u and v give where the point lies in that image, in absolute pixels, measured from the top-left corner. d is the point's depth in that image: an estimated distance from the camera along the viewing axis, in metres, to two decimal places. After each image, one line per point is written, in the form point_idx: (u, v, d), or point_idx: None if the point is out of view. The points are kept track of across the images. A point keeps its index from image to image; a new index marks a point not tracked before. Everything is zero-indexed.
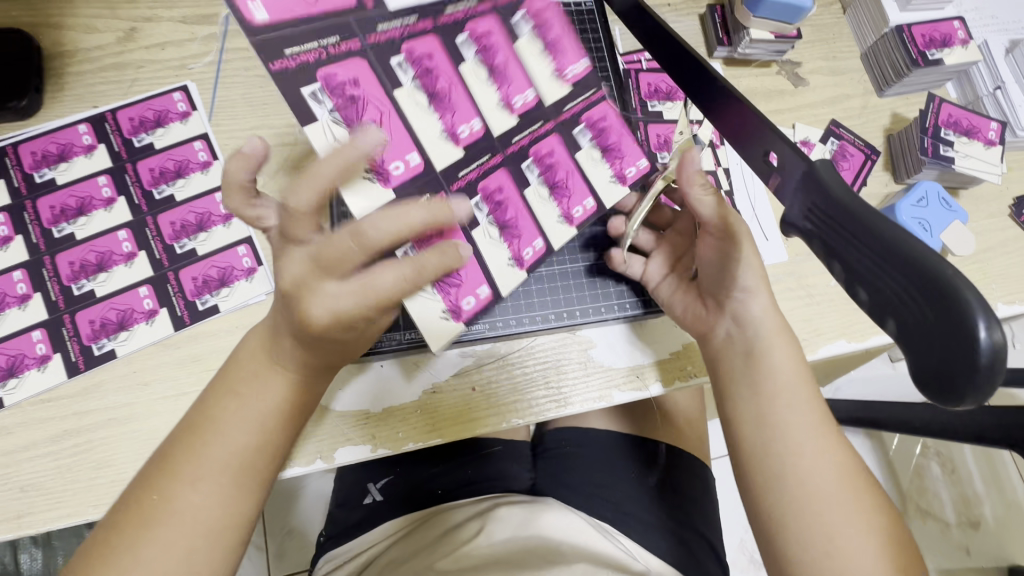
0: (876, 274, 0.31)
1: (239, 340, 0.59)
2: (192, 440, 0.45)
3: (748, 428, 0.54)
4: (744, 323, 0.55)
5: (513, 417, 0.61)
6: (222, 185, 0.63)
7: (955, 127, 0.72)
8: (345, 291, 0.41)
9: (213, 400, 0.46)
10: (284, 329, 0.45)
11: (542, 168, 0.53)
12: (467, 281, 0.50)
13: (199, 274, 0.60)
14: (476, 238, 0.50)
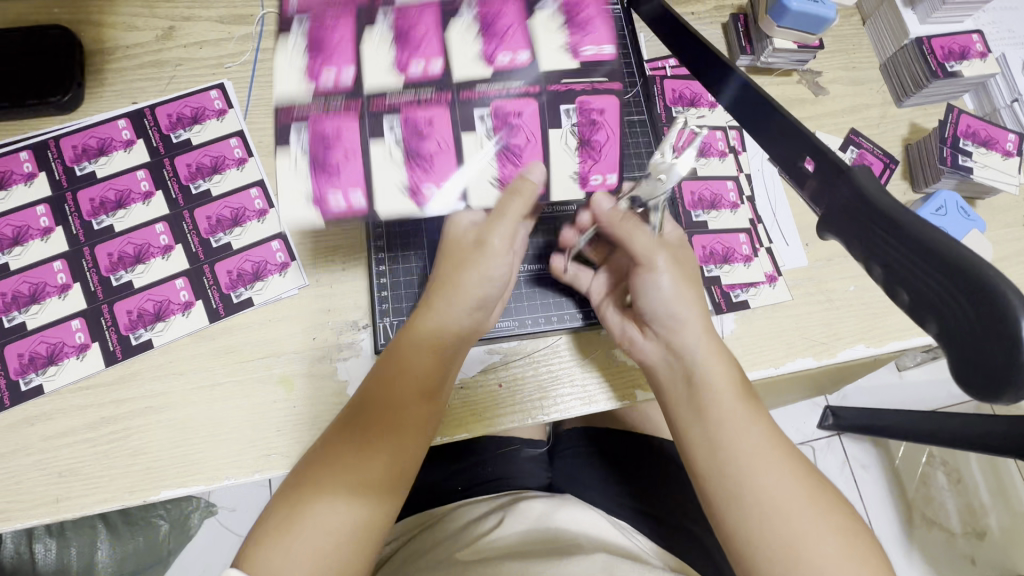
0: (919, 278, 0.33)
1: (272, 333, 0.60)
2: (324, 466, 0.49)
3: (711, 459, 0.52)
4: (673, 337, 0.56)
5: (537, 413, 0.62)
6: (256, 181, 0.65)
7: (973, 138, 0.73)
8: (443, 309, 0.53)
9: (343, 434, 0.51)
10: (403, 358, 0.53)
11: (500, 122, 0.57)
12: (344, 180, 0.53)
13: (233, 267, 0.62)
14: (372, 147, 0.54)
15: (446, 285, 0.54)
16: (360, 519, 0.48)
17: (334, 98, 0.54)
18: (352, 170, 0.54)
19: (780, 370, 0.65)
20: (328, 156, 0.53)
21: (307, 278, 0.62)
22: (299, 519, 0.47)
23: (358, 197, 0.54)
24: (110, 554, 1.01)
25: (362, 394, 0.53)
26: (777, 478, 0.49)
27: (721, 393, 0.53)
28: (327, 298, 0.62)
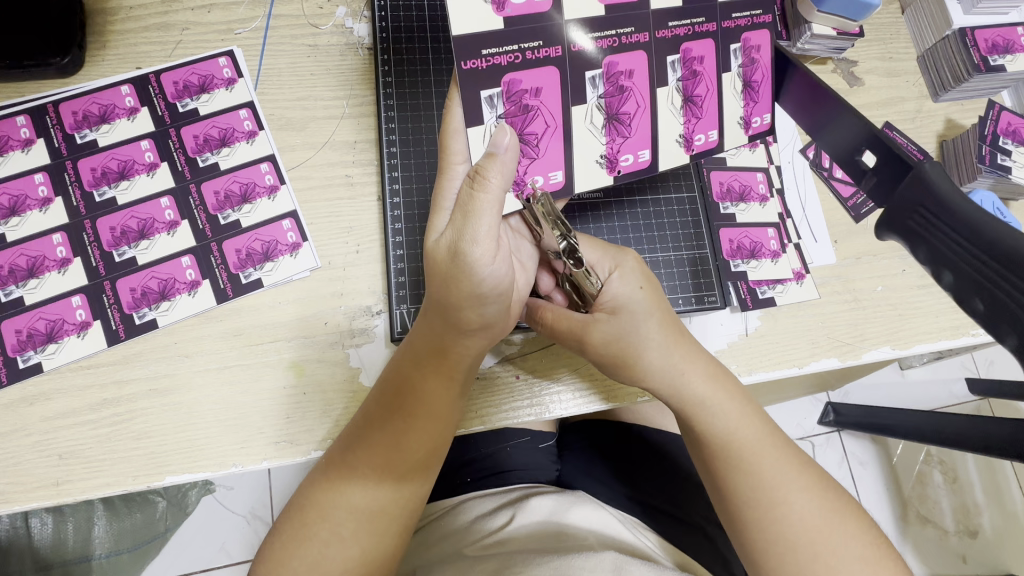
0: (993, 287, 0.33)
1: (281, 316, 0.58)
2: (336, 474, 0.51)
3: (713, 481, 0.53)
4: (631, 368, 0.54)
5: (553, 407, 0.60)
6: (267, 156, 0.62)
7: (1013, 136, 0.70)
8: (456, 334, 0.48)
9: (351, 450, 0.50)
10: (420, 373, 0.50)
11: (689, 73, 0.52)
12: (544, 160, 0.50)
13: (242, 246, 0.59)
14: (574, 112, 0.50)
15: (446, 294, 0.46)
16: (372, 515, 0.50)
17: (530, 47, 0.47)
18: (552, 145, 0.50)
19: (804, 370, 0.63)
20: (525, 127, 0.49)
21: (319, 260, 0.59)
22: (329, 507, 0.50)
23: (557, 175, 0.51)
24: (107, 530, 0.99)
25: (383, 410, 0.50)
26: (761, 490, 0.51)
27: (711, 412, 0.54)
28: (340, 282, 0.59)
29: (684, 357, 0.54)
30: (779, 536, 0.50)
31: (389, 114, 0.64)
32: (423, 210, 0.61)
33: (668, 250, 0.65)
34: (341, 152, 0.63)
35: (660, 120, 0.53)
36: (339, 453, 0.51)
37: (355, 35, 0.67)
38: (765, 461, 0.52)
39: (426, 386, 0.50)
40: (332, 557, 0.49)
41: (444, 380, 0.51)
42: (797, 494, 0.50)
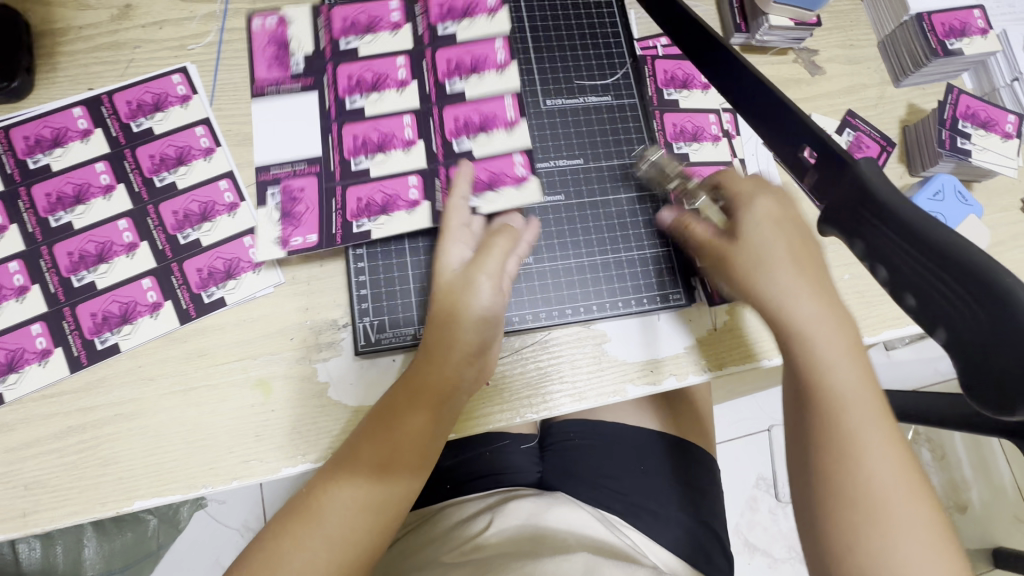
0: (925, 284, 0.35)
1: (247, 334, 0.57)
2: (320, 493, 0.50)
3: (805, 434, 0.48)
4: (768, 310, 0.52)
5: (526, 412, 0.59)
6: (226, 172, 0.61)
7: (973, 119, 0.70)
8: (455, 354, 0.52)
9: (342, 469, 0.51)
10: (416, 392, 0.52)
11: (455, 68, 0.65)
12: (422, 182, 0.61)
13: (204, 265, 0.58)
14: (420, 147, 0.62)
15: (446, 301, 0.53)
16: (347, 540, 0.50)
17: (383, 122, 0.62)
18: (426, 176, 0.61)
19: (775, 362, 0.63)
20: (388, 190, 0.60)
21: (282, 276, 0.59)
22: (309, 527, 0.49)
23: (439, 183, 0.61)
24: (97, 551, 0.98)
25: (375, 426, 0.52)
26: (877, 461, 0.45)
27: (826, 370, 0.48)
28: (305, 297, 0.59)
29: (809, 290, 0.51)
30: (849, 504, 0.44)
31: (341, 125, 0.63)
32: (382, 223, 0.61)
33: (633, 249, 0.64)
34: None
35: (479, 90, 0.64)
36: (335, 467, 0.51)
37: None
38: (857, 416, 0.46)
39: (421, 407, 0.52)
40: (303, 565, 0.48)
41: (434, 406, 0.52)
42: (875, 461, 0.44)
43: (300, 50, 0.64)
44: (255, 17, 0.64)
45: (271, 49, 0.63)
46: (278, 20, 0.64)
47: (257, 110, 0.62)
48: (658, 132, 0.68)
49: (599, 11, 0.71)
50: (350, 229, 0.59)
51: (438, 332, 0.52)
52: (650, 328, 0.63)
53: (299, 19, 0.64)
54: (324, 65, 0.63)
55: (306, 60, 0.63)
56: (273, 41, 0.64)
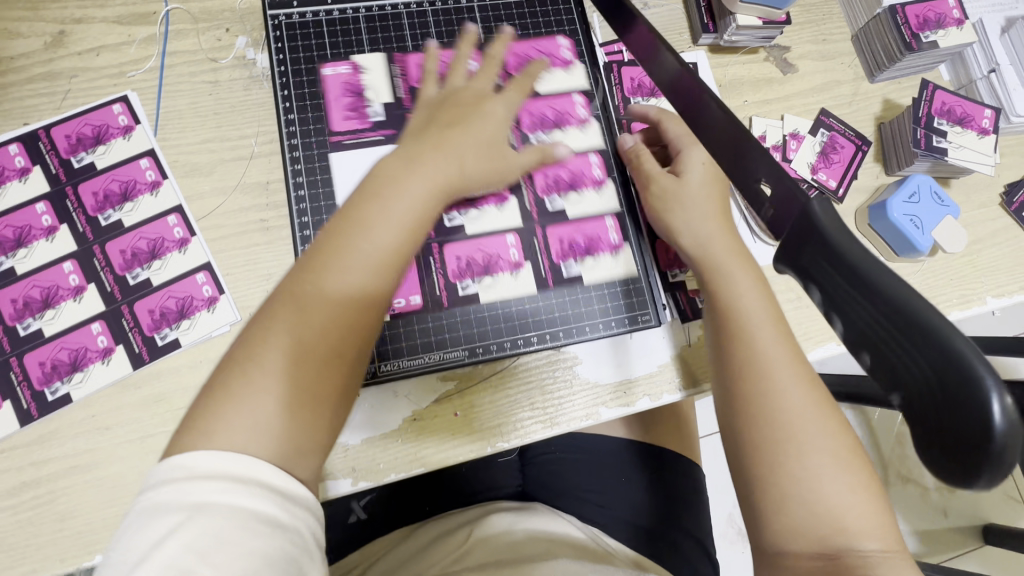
0: (878, 341, 0.27)
1: (205, 376, 0.56)
2: (220, 400, 0.41)
3: (753, 434, 0.47)
4: (731, 319, 0.52)
5: (497, 441, 0.58)
6: (174, 207, 0.59)
7: (948, 116, 0.68)
8: (367, 264, 0.45)
9: (236, 379, 0.41)
10: (334, 294, 0.44)
11: (545, 123, 0.64)
12: (499, 254, 0.61)
13: (156, 306, 0.56)
14: (507, 215, 0.62)
15: (369, 189, 0.48)
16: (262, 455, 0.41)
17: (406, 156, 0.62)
18: (492, 244, 0.61)
19: None
20: (489, 250, 0.60)
21: (239, 313, 0.57)
22: (225, 408, 0.41)
23: (513, 253, 0.61)
24: None
25: (280, 333, 0.43)
26: (815, 434, 0.46)
27: (769, 354, 0.49)
28: None
29: (762, 295, 0.53)
30: (754, 421, 0.48)
31: (295, 155, 0.60)
32: None
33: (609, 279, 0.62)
34: (253, 195, 0.60)
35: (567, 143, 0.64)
36: (223, 380, 0.42)
37: (258, 66, 0.63)
38: (794, 398, 0.47)
39: (337, 301, 0.44)
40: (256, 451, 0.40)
41: (357, 312, 0.45)
42: (788, 381, 0.48)
43: (378, 99, 0.62)
44: (327, 65, 0.63)
45: (343, 97, 0.62)
46: (351, 67, 0.63)
47: (337, 161, 0.61)
48: None
49: (561, 18, 0.68)
50: (455, 291, 0.59)
51: (431, 156, 0.50)
52: (622, 347, 0.62)
53: (374, 66, 0.63)
54: (403, 115, 0.62)
55: (386, 110, 0.62)
56: (348, 88, 0.62)
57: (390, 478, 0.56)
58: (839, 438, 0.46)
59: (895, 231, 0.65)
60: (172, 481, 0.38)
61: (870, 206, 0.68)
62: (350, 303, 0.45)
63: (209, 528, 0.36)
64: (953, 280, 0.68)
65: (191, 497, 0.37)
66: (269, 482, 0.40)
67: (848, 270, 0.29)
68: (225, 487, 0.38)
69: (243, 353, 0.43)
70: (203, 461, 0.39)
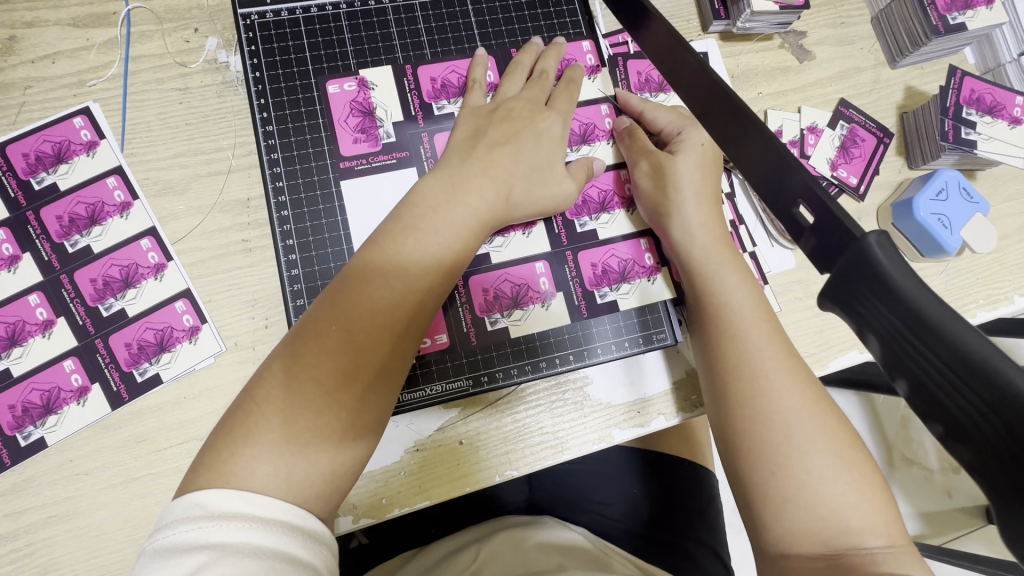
0: (949, 400, 0.24)
1: (189, 413, 0.52)
2: (267, 401, 0.42)
3: (744, 440, 0.44)
4: (716, 316, 0.49)
5: (504, 469, 0.54)
6: (147, 229, 0.54)
7: (977, 105, 0.64)
8: (406, 274, 0.46)
9: (284, 375, 0.43)
10: (374, 294, 0.45)
11: (578, 138, 0.59)
12: (534, 286, 0.56)
13: (132, 339, 0.52)
14: (538, 242, 0.57)
15: (407, 219, 0.48)
16: (286, 474, 0.40)
17: (385, 163, 0.56)
18: (526, 275, 0.56)
19: None
20: (517, 280, 0.56)
21: (223, 343, 0.53)
22: (262, 417, 0.41)
23: (546, 283, 0.57)
24: None
25: (319, 336, 0.44)
26: (812, 439, 0.42)
27: (761, 354, 0.46)
28: (251, 364, 0.53)
29: (747, 286, 0.50)
30: (749, 420, 0.44)
31: (275, 172, 0.55)
32: (326, 280, 0.54)
33: (644, 309, 0.58)
34: (233, 213, 0.55)
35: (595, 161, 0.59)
36: (266, 386, 0.43)
37: (231, 70, 0.57)
38: (789, 401, 0.44)
39: (374, 308, 0.45)
40: (272, 479, 0.40)
41: (400, 320, 0.45)
42: (781, 377, 0.45)
43: (389, 119, 0.57)
44: (333, 81, 0.57)
45: (353, 116, 0.56)
46: (358, 83, 0.57)
47: (347, 189, 0.55)
48: None
49: (558, 7, 0.63)
50: (483, 326, 0.55)
51: (478, 185, 0.50)
52: (636, 363, 0.58)
53: (383, 81, 0.57)
54: (418, 135, 0.57)
55: (398, 130, 0.57)
56: (356, 107, 0.56)
57: (395, 513, 0.53)
58: (836, 436, 0.42)
59: (921, 231, 0.61)
60: (189, 520, 0.37)
61: (894, 204, 0.64)
62: (431, 267, 0.47)
63: (229, 571, 0.35)
64: (980, 279, 0.64)
65: (209, 537, 0.36)
66: (287, 519, 0.38)
67: (868, 282, 0.27)
68: (243, 527, 0.37)
69: (283, 356, 0.44)
70: (223, 498, 0.38)
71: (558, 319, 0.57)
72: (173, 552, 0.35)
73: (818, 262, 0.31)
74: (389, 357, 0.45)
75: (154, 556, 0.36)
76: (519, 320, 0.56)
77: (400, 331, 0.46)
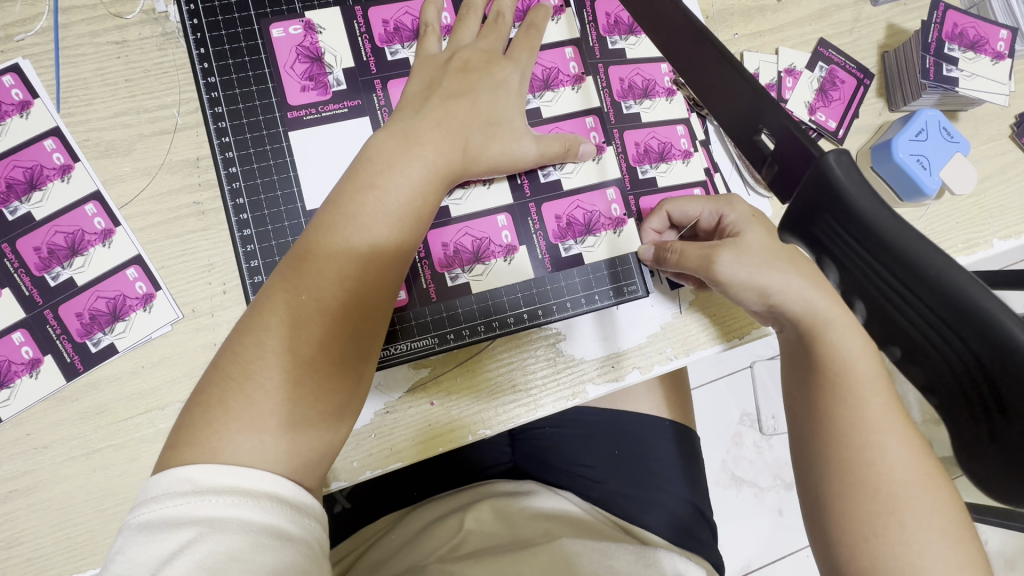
0: (918, 335, 0.22)
1: (149, 382, 0.50)
2: (228, 374, 0.40)
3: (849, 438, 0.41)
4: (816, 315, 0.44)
5: (479, 428, 0.54)
6: (92, 194, 0.51)
7: (960, 40, 0.61)
8: (369, 235, 0.44)
9: (245, 347, 0.41)
10: (337, 259, 0.43)
11: (543, 84, 0.56)
12: (496, 239, 0.54)
13: (84, 308, 0.50)
14: (500, 194, 0.54)
15: (363, 176, 0.45)
16: (261, 443, 0.39)
17: (335, 112, 0.53)
18: (488, 229, 0.54)
19: (745, 340, 0.58)
20: (478, 234, 0.54)
21: (179, 310, 0.51)
22: (225, 391, 0.40)
23: (509, 236, 0.54)
24: None
25: (283, 306, 0.42)
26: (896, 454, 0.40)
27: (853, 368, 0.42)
28: (211, 330, 0.51)
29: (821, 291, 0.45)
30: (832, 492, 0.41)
31: (220, 125, 0.52)
32: (281, 238, 0.52)
33: (614, 263, 0.56)
34: (182, 173, 0.53)
35: (561, 108, 0.57)
36: (227, 361, 0.41)
37: (172, 20, 0.54)
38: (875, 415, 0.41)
39: (338, 273, 0.43)
40: (260, 452, 0.39)
41: (366, 282, 0.44)
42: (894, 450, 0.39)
43: (339, 65, 0.53)
44: (276, 24, 0.53)
45: (300, 62, 0.53)
46: (304, 27, 0.53)
47: (298, 141, 0.52)
48: (604, 90, 0.59)
49: None
50: (444, 282, 0.53)
51: (434, 136, 0.48)
52: (609, 318, 0.57)
53: (332, 24, 0.53)
54: (371, 83, 0.54)
55: (349, 77, 0.53)
56: (303, 52, 0.53)
57: (366, 475, 0.53)
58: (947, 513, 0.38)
59: (900, 173, 0.59)
60: (175, 495, 0.36)
61: (873, 147, 0.62)
62: (395, 228, 0.45)
63: (219, 545, 0.34)
64: (959, 223, 0.63)
65: (197, 511, 0.36)
66: (275, 492, 0.38)
67: (831, 211, 0.25)
68: (232, 502, 0.36)
69: (243, 329, 0.42)
70: (211, 474, 0.37)
71: (523, 273, 0.54)
72: (160, 528, 0.35)
73: (784, 197, 0.29)
74: (363, 325, 0.44)
75: (140, 531, 0.36)
76: (479, 275, 0.54)
77: (373, 299, 0.44)
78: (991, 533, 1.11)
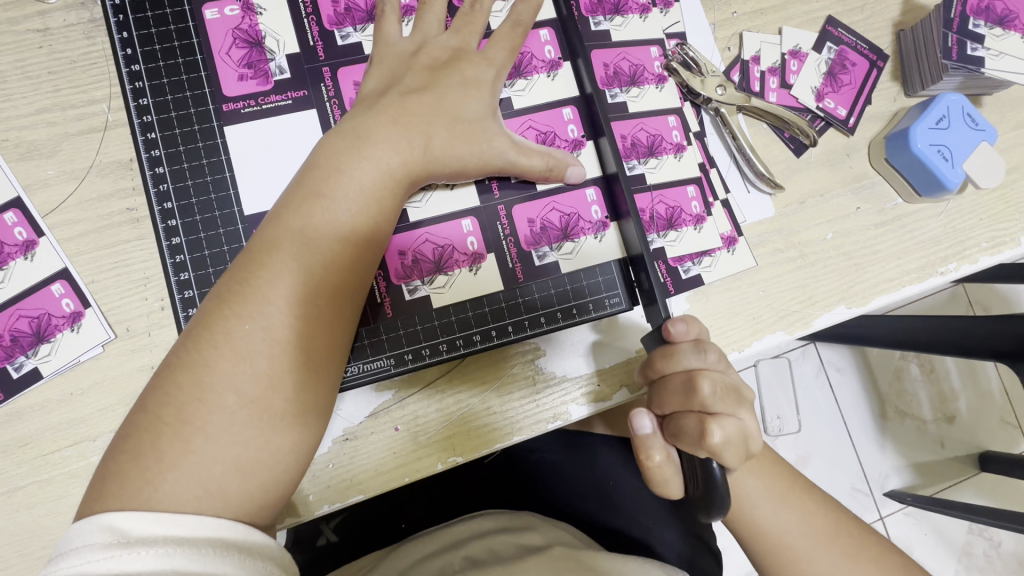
0: None
1: (79, 411, 0.45)
2: (149, 412, 0.35)
3: None
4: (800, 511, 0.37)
5: (449, 456, 0.48)
6: (12, 201, 0.46)
7: (986, 14, 0.55)
8: (324, 249, 0.39)
9: (177, 381, 0.36)
10: (287, 277, 0.38)
11: (516, 70, 0.50)
12: (461, 248, 0.49)
13: (4, 330, 0.45)
14: (467, 196, 0.49)
15: (309, 184, 0.40)
16: (192, 492, 0.34)
17: (278, 104, 0.47)
18: (452, 236, 0.48)
19: (746, 352, 0.52)
20: (440, 240, 0.48)
21: (111, 330, 0.46)
22: (144, 431, 0.35)
23: (475, 243, 0.49)
24: None
25: (224, 335, 0.36)
26: None
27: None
28: (147, 351, 0.46)
29: None
30: None
31: (146, 119, 0.47)
32: (214, 248, 0.46)
33: (592, 271, 0.50)
34: (113, 177, 0.47)
35: (535, 97, 0.51)
36: (157, 401, 0.35)
37: (100, 5, 0.48)
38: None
39: (288, 294, 0.37)
40: (199, 499, 0.34)
41: (322, 301, 0.38)
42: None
43: (281, 50, 0.48)
44: (209, 6, 0.47)
45: (237, 47, 0.47)
46: (242, 7, 0.48)
47: (233, 137, 0.47)
48: None
49: None
50: (401, 295, 0.47)
51: (385, 134, 0.42)
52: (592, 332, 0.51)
53: (273, 5, 0.48)
54: (318, 70, 0.48)
55: (293, 64, 0.48)
56: (240, 36, 0.47)
57: (323, 510, 0.47)
58: None
59: (918, 165, 0.53)
60: (100, 548, 0.30)
61: (888, 137, 0.55)
62: (353, 237, 0.40)
63: None
64: (985, 218, 0.57)
65: (123, 566, 0.30)
66: (220, 536, 0.33)
67: None
68: (167, 553, 0.31)
69: (176, 363, 0.36)
70: (143, 523, 0.32)
71: (492, 284, 0.49)
72: None
73: None
74: (324, 350, 0.39)
75: None
76: (440, 287, 0.48)
77: (331, 320, 0.39)
78: (1004, 535, 1.06)
